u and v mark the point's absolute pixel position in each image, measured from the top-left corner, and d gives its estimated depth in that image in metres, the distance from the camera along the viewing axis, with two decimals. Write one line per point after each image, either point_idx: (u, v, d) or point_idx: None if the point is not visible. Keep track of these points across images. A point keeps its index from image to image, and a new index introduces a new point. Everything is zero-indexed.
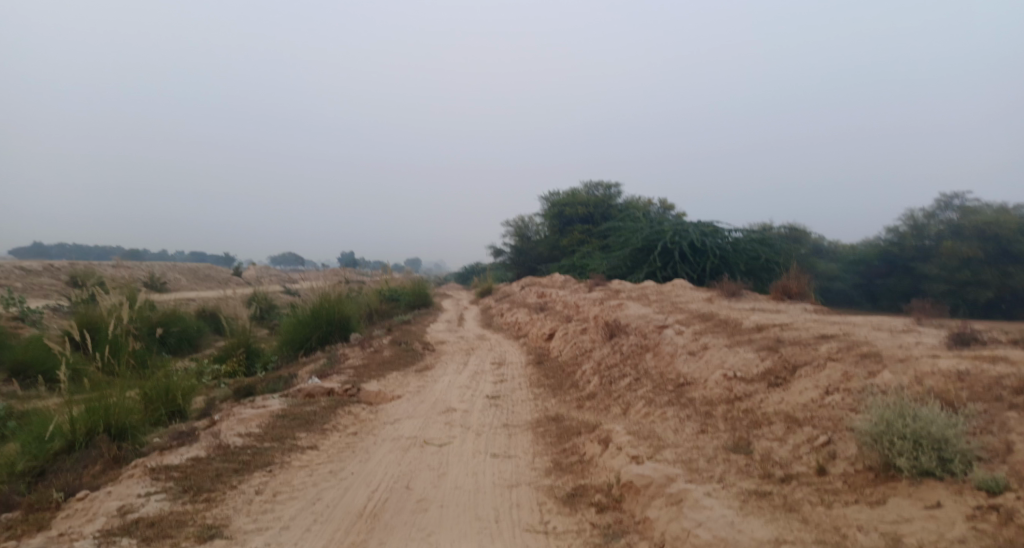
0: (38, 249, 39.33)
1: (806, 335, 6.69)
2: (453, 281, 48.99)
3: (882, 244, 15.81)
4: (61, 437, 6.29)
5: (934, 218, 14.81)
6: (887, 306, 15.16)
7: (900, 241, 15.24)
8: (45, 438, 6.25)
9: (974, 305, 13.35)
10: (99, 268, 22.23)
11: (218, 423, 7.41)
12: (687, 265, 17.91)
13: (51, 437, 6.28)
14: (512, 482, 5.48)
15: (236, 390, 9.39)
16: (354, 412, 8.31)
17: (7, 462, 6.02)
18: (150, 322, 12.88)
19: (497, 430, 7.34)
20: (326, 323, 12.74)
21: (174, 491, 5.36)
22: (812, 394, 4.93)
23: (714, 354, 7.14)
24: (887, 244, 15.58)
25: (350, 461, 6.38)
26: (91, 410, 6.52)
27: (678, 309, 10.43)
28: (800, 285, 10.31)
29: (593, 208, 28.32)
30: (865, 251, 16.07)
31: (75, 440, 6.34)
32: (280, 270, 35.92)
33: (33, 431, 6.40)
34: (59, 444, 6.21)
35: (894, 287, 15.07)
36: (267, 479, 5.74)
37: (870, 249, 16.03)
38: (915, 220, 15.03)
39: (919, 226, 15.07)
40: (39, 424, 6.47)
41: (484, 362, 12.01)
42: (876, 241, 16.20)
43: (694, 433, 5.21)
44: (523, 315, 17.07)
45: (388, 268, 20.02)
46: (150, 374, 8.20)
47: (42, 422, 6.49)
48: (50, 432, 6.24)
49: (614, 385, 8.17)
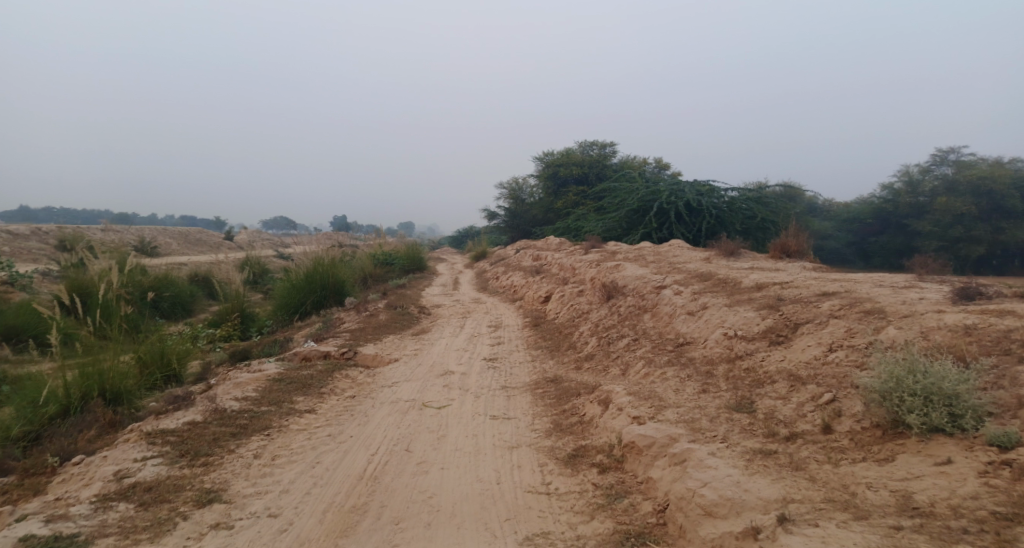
0: (27, 214, 38.77)
1: (807, 293, 6.62)
2: (447, 244, 48.76)
3: (876, 201, 15.71)
4: (56, 402, 6.23)
5: (929, 174, 14.69)
6: (880, 264, 15.14)
7: (894, 199, 15.14)
8: (40, 403, 6.20)
9: (964, 260, 13.26)
10: (88, 233, 21.93)
11: (214, 387, 7.34)
12: (683, 226, 17.79)
13: (46, 402, 6.23)
14: (513, 443, 5.45)
15: (231, 355, 9.32)
16: (351, 375, 8.25)
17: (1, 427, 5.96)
18: (142, 286, 12.74)
19: (496, 391, 7.31)
20: (320, 287, 12.62)
21: (171, 456, 5.30)
22: (815, 352, 4.87)
23: (713, 313, 7.09)
24: (881, 202, 15.48)
25: (349, 424, 6.34)
26: (85, 375, 6.47)
27: (675, 269, 10.35)
28: (798, 243, 10.22)
29: (588, 168, 28.00)
30: (860, 210, 15.98)
31: (70, 405, 6.29)
32: (272, 235, 35.59)
33: (26, 396, 6.33)
34: (54, 408, 6.17)
35: (888, 245, 15.03)
36: (265, 443, 5.70)
37: (865, 207, 15.94)
38: (910, 176, 14.92)
39: (914, 183, 14.97)
40: (33, 389, 6.40)
41: (480, 325, 11.96)
42: (871, 199, 16.09)
43: (695, 393, 5.17)
44: (518, 278, 16.98)
45: (382, 231, 19.82)
46: (145, 338, 8.11)
47: (36, 387, 6.42)
48: (44, 397, 6.17)
49: (612, 346, 8.13)
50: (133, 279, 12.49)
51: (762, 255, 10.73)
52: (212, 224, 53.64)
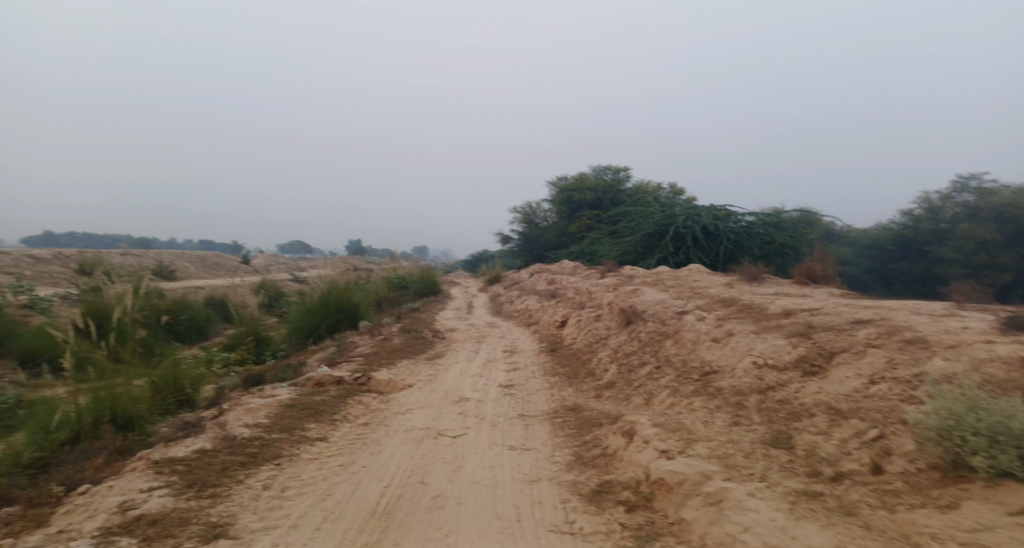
0: (49, 237, 39.32)
1: (839, 320, 6.34)
2: (460, 268, 48.70)
3: (896, 227, 15.39)
4: (67, 428, 6.07)
5: (950, 200, 14.40)
6: (900, 291, 14.77)
7: (914, 225, 14.83)
8: (51, 428, 6.06)
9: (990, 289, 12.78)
10: (107, 257, 22.09)
11: (225, 413, 7.16)
12: (700, 250, 17.51)
13: (57, 427, 6.07)
14: (533, 477, 5.19)
15: (245, 379, 9.18)
16: (365, 401, 8.04)
17: (10, 454, 5.80)
18: (159, 309, 12.69)
19: (513, 420, 7.06)
20: (334, 311, 12.48)
21: (178, 487, 5.09)
22: (855, 384, 4.60)
23: (740, 340, 6.81)
24: (901, 228, 15.16)
25: (362, 453, 6.11)
26: (98, 400, 6.32)
27: (696, 294, 10.08)
28: (823, 268, 9.94)
29: (602, 193, 27.90)
30: (879, 235, 15.67)
31: (81, 430, 6.14)
32: (288, 258, 35.73)
33: (37, 421, 6.19)
34: (65, 434, 6.02)
35: (909, 271, 14.67)
36: (276, 473, 5.48)
37: (884, 232, 15.62)
38: (931, 202, 14.62)
39: (935, 209, 14.68)
40: (45, 414, 6.27)
41: (495, 350, 11.74)
42: (890, 225, 15.77)
43: (726, 425, 4.90)
44: (533, 302, 16.75)
45: (396, 255, 19.74)
46: (159, 362, 7.98)
47: (48, 412, 6.28)
48: (55, 422, 6.02)
49: (633, 373, 7.86)
50: (150, 302, 12.46)
51: (785, 280, 10.45)
52: (229, 247, 54.07)
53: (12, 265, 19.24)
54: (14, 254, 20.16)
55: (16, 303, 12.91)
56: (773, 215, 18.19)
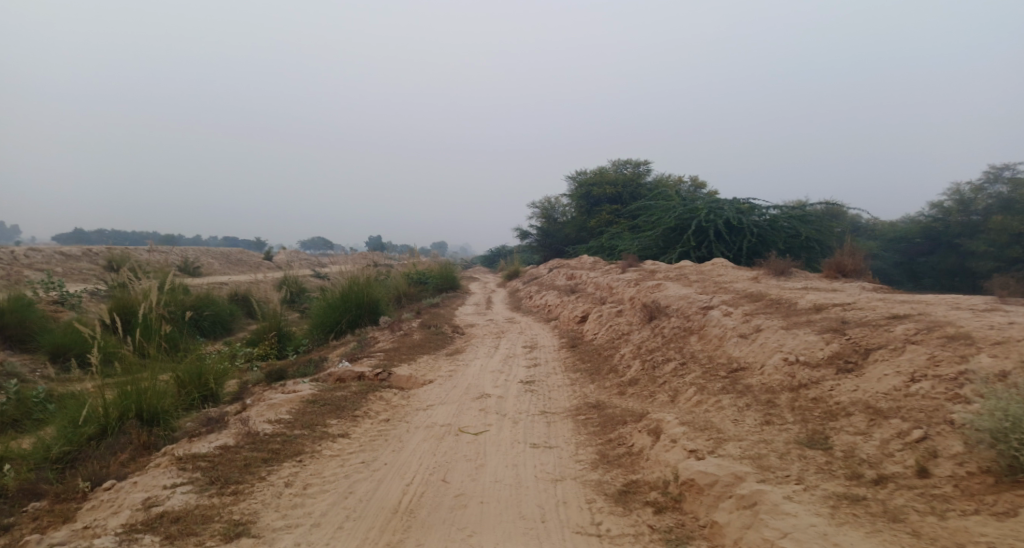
0: (77, 235, 39.98)
1: (874, 316, 6.13)
2: (479, 264, 48.66)
3: (925, 220, 14.94)
4: (94, 422, 6.07)
5: (982, 192, 13.95)
6: (929, 285, 14.35)
7: (944, 218, 14.37)
8: (79, 422, 6.08)
9: None
10: (133, 253, 22.36)
11: (247, 409, 7.14)
12: (723, 244, 17.21)
13: (84, 422, 6.07)
14: (557, 475, 5.07)
15: (267, 374, 9.19)
16: (385, 397, 7.97)
17: (38, 448, 5.82)
18: (183, 304, 12.78)
19: (536, 417, 6.94)
20: (355, 306, 12.46)
21: (200, 483, 5.06)
22: (894, 383, 4.42)
23: (769, 336, 6.61)
24: (930, 220, 14.71)
25: (383, 450, 6.04)
26: (124, 394, 6.32)
27: (721, 289, 9.86)
28: (853, 262, 9.68)
29: (622, 187, 27.61)
30: (908, 228, 15.25)
31: (108, 424, 6.14)
32: (309, 254, 35.94)
33: (65, 415, 6.20)
34: (92, 428, 6.03)
35: (938, 265, 14.25)
36: (297, 470, 5.42)
37: (912, 226, 15.18)
38: (962, 195, 14.18)
39: (966, 202, 14.26)
40: (73, 407, 6.30)
41: (515, 346, 11.62)
42: (919, 218, 15.32)
43: (757, 424, 4.73)
44: (553, 297, 16.61)
45: (416, 251, 19.71)
46: (183, 357, 8.00)
47: (76, 406, 6.31)
48: (83, 417, 6.02)
49: (658, 370, 7.69)
50: (175, 298, 12.53)
51: (813, 275, 10.19)
52: (251, 244, 54.51)
53: (42, 261, 19.57)
54: (44, 250, 20.50)
55: (46, 299, 13.10)
56: (798, 208, 17.80)
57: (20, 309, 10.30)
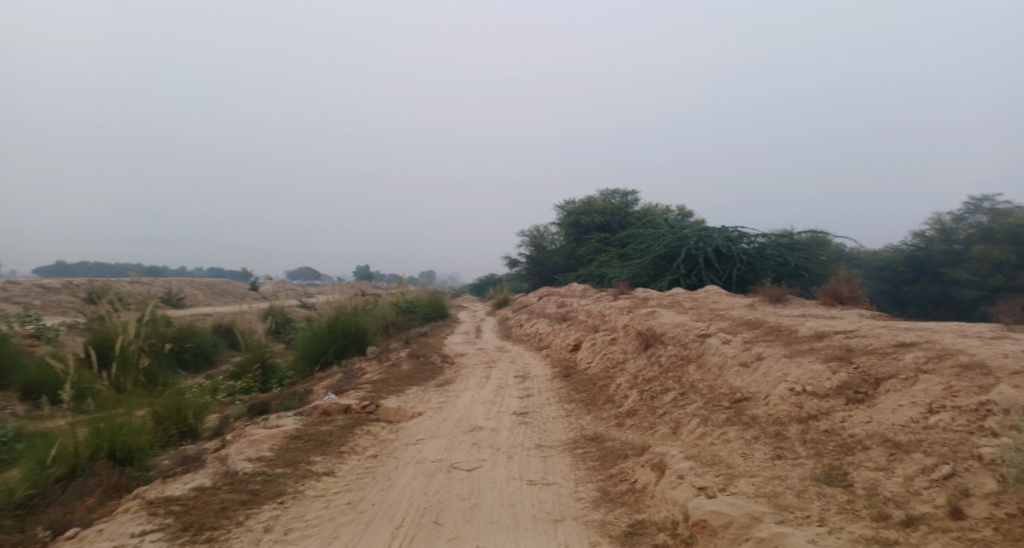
0: (60, 267, 39.32)
1: (880, 344, 5.95)
2: (468, 293, 48.32)
3: (907, 248, 14.95)
4: (63, 462, 5.73)
5: (964, 221, 14.01)
6: (915, 314, 14.28)
7: (927, 246, 14.40)
8: (47, 463, 5.73)
9: None
10: (116, 285, 21.92)
11: (227, 446, 6.78)
12: (713, 272, 17.11)
13: (53, 463, 5.72)
14: (556, 516, 4.78)
15: (250, 408, 8.84)
16: (373, 431, 7.63)
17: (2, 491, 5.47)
18: (164, 336, 12.41)
19: (531, 451, 6.65)
20: (342, 337, 12.13)
21: (172, 530, 4.70)
22: (911, 413, 4.21)
23: (772, 364, 6.41)
24: (913, 249, 14.72)
25: (371, 489, 5.71)
26: (96, 432, 5.98)
27: (717, 316, 9.68)
28: (849, 288, 9.55)
29: (609, 215, 27.60)
30: (890, 257, 15.19)
31: (78, 465, 5.80)
32: (296, 284, 35.52)
33: (33, 455, 5.85)
34: (60, 469, 5.68)
35: (922, 293, 14.20)
36: (278, 513, 5.08)
37: (895, 254, 15.18)
38: (943, 224, 14.18)
39: (947, 231, 14.36)
40: (41, 447, 5.95)
41: (507, 376, 11.32)
42: (901, 246, 15.34)
43: (767, 459, 4.49)
44: (544, 325, 16.35)
45: (403, 280, 19.43)
46: (162, 391, 7.65)
47: (45, 445, 5.96)
48: (51, 458, 5.69)
49: (656, 400, 7.43)
50: (155, 330, 12.16)
51: (808, 302, 10.05)
52: (238, 274, 53.84)
53: (21, 294, 19.07)
54: (22, 282, 19.99)
55: (21, 332, 12.66)
56: (786, 235, 17.76)
57: None
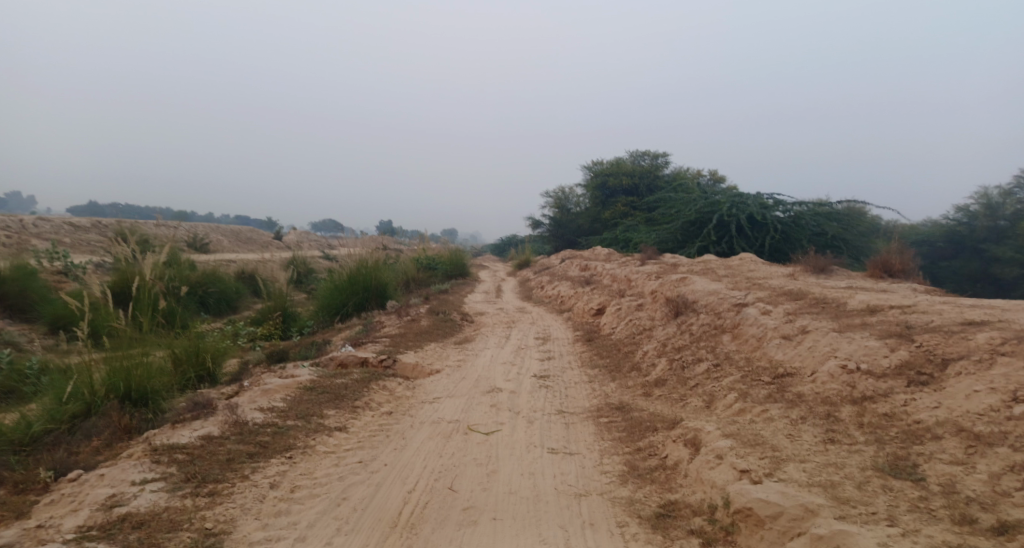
0: (92, 208, 39.73)
1: (943, 322, 5.44)
2: (490, 252, 47.84)
3: (948, 222, 14.11)
4: (79, 400, 5.54)
5: (1011, 197, 13.11)
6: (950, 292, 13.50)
7: (970, 222, 13.56)
8: (63, 400, 5.55)
9: None
10: (142, 226, 21.85)
11: (238, 394, 6.52)
12: (744, 240, 16.47)
13: (70, 399, 5.57)
14: (580, 490, 4.42)
15: (268, 355, 8.62)
16: (389, 387, 7.34)
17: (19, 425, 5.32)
18: (187, 279, 12.24)
19: (553, 417, 6.30)
20: (363, 289, 11.84)
21: (174, 480, 4.42)
22: (990, 401, 3.79)
23: (819, 338, 5.92)
24: (954, 224, 13.89)
25: (384, 448, 5.40)
26: (112, 371, 5.76)
27: (755, 285, 9.15)
28: (900, 260, 8.95)
29: (638, 178, 26.75)
30: (929, 231, 14.40)
31: (93, 403, 5.60)
32: (320, 235, 35.35)
33: (51, 391, 5.69)
34: (75, 407, 5.49)
35: (960, 270, 13.40)
36: (286, 469, 4.77)
37: (935, 228, 14.36)
38: (988, 199, 13.30)
39: (993, 206, 13.41)
40: (59, 383, 5.77)
41: (528, 337, 10.98)
42: (942, 220, 14.48)
43: (818, 443, 4.06)
44: (566, 288, 15.91)
45: (426, 236, 19.06)
46: (182, 333, 7.43)
47: (63, 381, 5.79)
48: (67, 394, 5.50)
49: (688, 370, 7.00)
50: (178, 273, 11.99)
51: (852, 274, 9.46)
52: (263, 225, 53.94)
53: (51, 232, 19.09)
54: (53, 220, 20.00)
55: (49, 269, 12.58)
56: (825, 204, 16.92)
57: (20, 277, 9.78)
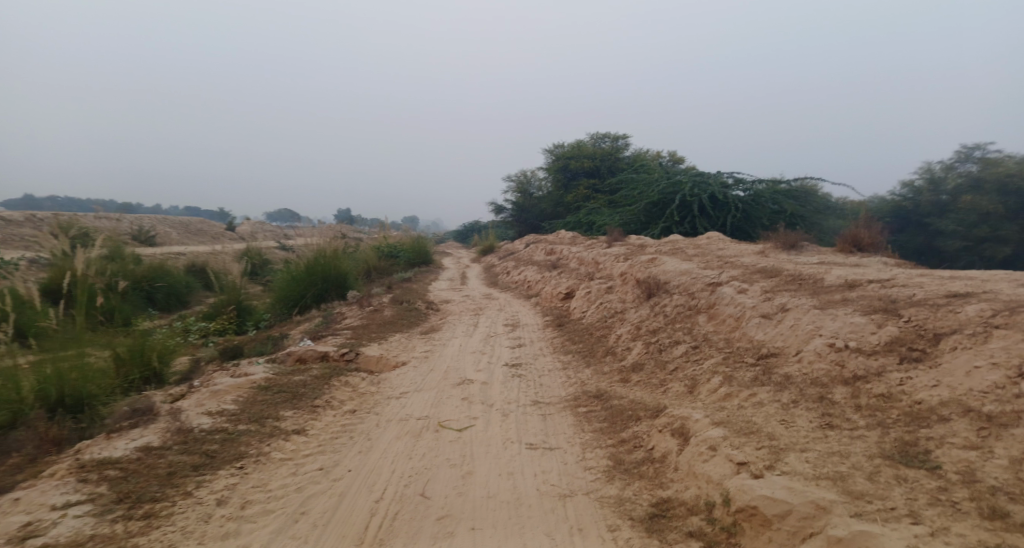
0: (30, 202, 37.58)
1: (927, 295, 5.26)
2: (453, 239, 47.17)
3: (894, 198, 14.16)
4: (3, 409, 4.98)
5: (953, 171, 13.11)
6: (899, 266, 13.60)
7: (914, 197, 13.59)
8: None
9: (989, 262, 11.39)
10: (82, 219, 20.63)
11: (184, 397, 5.98)
12: (707, 220, 16.39)
13: None
14: (564, 490, 4.10)
15: (222, 352, 8.04)
16: (352, 382, 6.88)
17: None
18: (132, 275, 11.48)
19: (528, 408, 5.95)
20: (322, 279, 11.27)
21: (103, 502, 3.92)
22: (994, 378, 3.59)
23: (801, 316, 5.69)
24: (899, 199, 13.92)
25: (347, 452, 4.97)
26: (40, 377, 5.18)
27: (727, 264, 8.94)
28: (869, 234, 8.86)
29: (600, 160, 26.52)
30: (877, 207, 14.46)
31: (20, 413, 5.04)
32: (276, 226, 34.17)
33: None
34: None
35: (905, 245, 13.45)
36: (235, 482, 4.30)
37: (882, 203, 14.42)
38: (932, 174, 13.43)
39: (937, 181, 13.31)
40: None
41: (496, 324, 10.60)
42: (888, 196, 14.52)
43: (816, 428, 3.81)
44: (533, 273, 15.55)
45: (386, 224, 18.44)
46: (126, 332, 6.82)
47: None
48: None
49: (665, 354, 6.72)
50: (121, 267, 11.23)
51: (822, 250, 9.35)
52: (216, 215, 51.82)
53: None
54: None
55: None
56: (782, 182, 16.90)
57: None
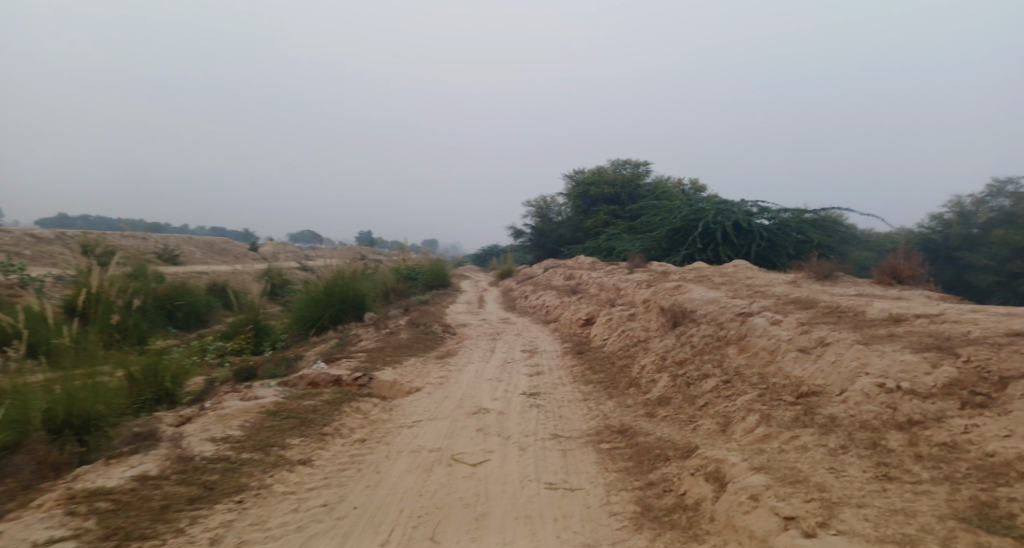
0: (60, 219, 38.29)
1: (985, 333, 4.84)
2: (472, 262, 47.03)
3: (922, 231, 13.65)
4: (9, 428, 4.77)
5: (984, 205, 12.62)
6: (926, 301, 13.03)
7: (944, 230, 13.09)
8: None
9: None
10: (108, 238, 20.76)
11: (190, 420, 5.70)
12: (730, 248, 15.98)
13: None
14: (588, 539, 3.74)
15: (236, 373, 7.79)
16: (363, 409, 6.56)
17: None
18: (152, 292, 11.37)
19: (547, 442, 5.58)
20: (339, 301, 11.03)
21: (89, 538, 3.64)
22: None
23: (843, 352, 5.28)
24: (928, 232, 13.42)
25: (354, 487, 4.64)
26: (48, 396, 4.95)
27: (757, 293, 8.55)
28: (908, 265, 8.41)
29: (620, 187, 26.19)
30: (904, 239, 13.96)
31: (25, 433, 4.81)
32: (296, 245, 34.26)
33: None
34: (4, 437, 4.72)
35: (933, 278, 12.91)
36: (232, 518, 3.99)
37: (909, 236, 13.92)
38: (962, 207, 12.93)
39: (967, 214, 12.83)
40: None
41: (513, 350, 10.26)
42: (916, 229, 14.02)
43: (872, 480, 3.42)
44: (551, 297, 15.21)
45: (406, 246, 18.28)
46: (141, 350, 6.60)
47: None
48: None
49: (694, 388, 6.32)
50: (142, 285, 11.12)
51: (858, 282, 8.90)
52: (239, 235, 52.43)
53: (10, 244, 17.99)
54: (13, 232, 18.87)
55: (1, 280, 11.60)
56: (808, 212, 16.44)
57: None
